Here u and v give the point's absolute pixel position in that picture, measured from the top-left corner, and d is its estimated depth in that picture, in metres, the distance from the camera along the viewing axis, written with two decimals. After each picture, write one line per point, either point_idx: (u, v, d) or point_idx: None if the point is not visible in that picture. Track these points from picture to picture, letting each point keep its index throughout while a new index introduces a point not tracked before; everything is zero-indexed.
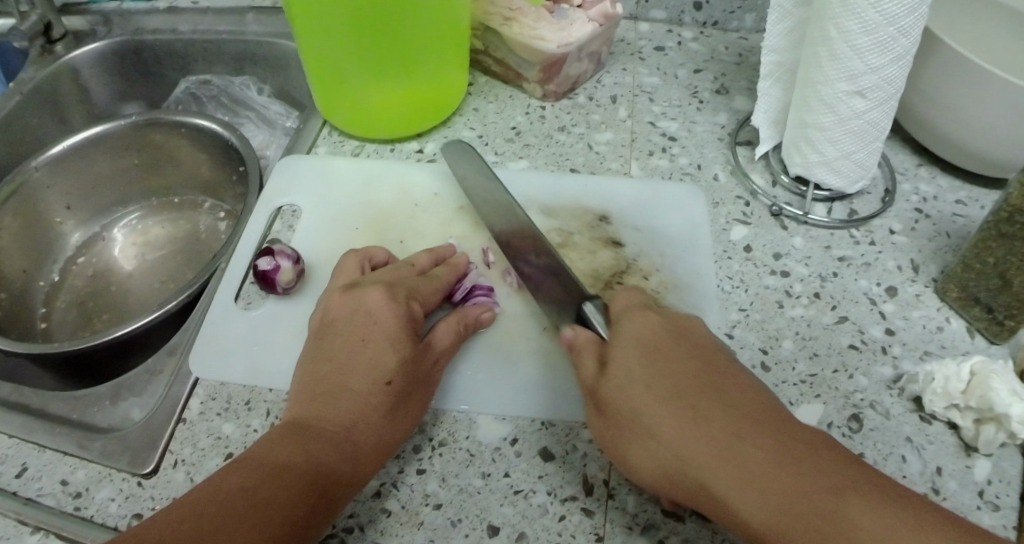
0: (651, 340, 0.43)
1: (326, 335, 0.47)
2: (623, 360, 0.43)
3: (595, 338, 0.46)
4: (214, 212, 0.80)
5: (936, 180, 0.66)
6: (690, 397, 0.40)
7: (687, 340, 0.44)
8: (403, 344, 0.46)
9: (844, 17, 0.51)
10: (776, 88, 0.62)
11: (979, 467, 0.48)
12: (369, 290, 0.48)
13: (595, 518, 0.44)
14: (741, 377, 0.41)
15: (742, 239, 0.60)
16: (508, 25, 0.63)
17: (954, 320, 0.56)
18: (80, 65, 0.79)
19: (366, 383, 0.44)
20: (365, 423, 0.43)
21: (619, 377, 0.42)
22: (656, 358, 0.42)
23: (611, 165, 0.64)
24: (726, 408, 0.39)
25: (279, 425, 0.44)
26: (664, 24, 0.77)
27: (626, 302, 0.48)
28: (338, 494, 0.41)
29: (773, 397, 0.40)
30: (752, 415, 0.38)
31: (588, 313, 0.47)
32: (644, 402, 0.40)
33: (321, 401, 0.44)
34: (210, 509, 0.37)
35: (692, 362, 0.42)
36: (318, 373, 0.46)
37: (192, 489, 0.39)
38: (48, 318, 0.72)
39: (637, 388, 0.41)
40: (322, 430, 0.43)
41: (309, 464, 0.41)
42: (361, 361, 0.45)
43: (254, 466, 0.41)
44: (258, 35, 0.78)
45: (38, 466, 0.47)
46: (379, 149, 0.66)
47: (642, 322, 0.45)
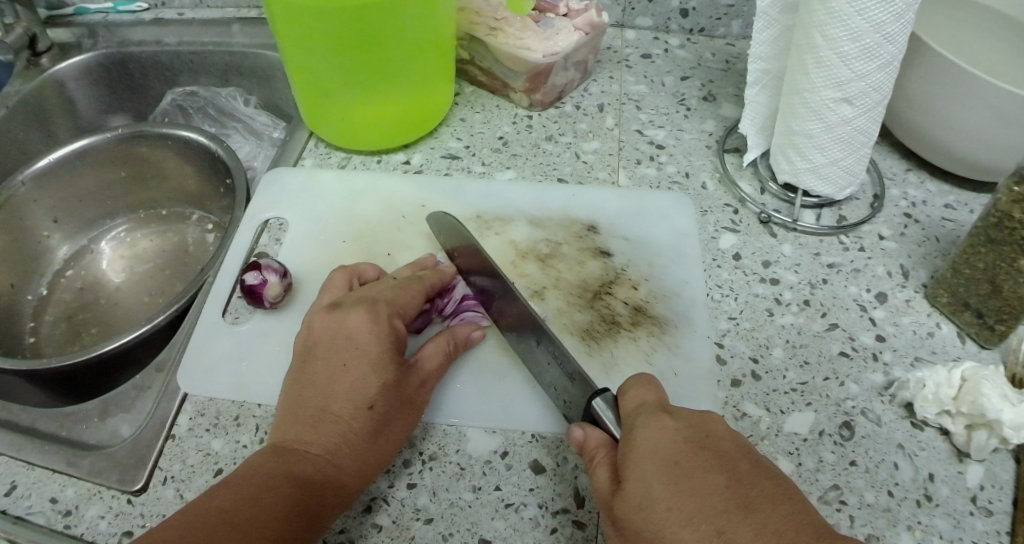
0: (672, 453, 0.37)
1: (309, 357, 0.47)
2: (642, 477, 0.37)
3: (605, 442, 0.41)
4: (202, 224, 0.80)
5: (924, 185, 0.66)
6: (717, 520, 0.35)
7: (710, 447, 0.38)
8: (385, 368, 0.45)
9: (830, 25, 0.51)
10: (763, 96, 0.62)
11: (971, 473, 0.48)
12: (351, 312, 0.47)
13: (587, 530, 0.43)
14: (776, 489, 0.36)
15: (731, 247, 0.60)
16: (494, 35, 0.63)
17: (945, 325, 0.56)
18: (66, 78, 0.79)
19: (348, 407, 0.44)
20: (346, 448, 0.43)
21: (637, 495, 0.37)
22: (679, 476, 0.36)
23: (598, 174, 0.64)
24: (757, 531, 0.34)
25: (262, 449, 0.43)
26: (650, 32, 0.77)
27: (642, 399, 0.41)
28: (319, 519, 0.41)
29: (814, 510, 0.35)
30: (788, 539, 0.34)
31: (598, 409, 0.42)
32: (668, 529, 0.35)
33: (304, 424, 0.44)
34: (191, 533, 0.37)
35: (719, 474, 0.36)
36: (301, 395, 0.45)
37: (173, 514, 0.39)
38: (36, 333, 0.72)
39: (659, 512, 0.36)
40: (305, 455, 0.42)
41: (290, 490, 0.40)
42: (343, 385, 0.44)
43: (236, 489, 0.40)
44: (244, 47, 0.78)
45: (27, 484, 0.46)
46: (366, 161, 0.65)
47: (661, 430, 0.39)
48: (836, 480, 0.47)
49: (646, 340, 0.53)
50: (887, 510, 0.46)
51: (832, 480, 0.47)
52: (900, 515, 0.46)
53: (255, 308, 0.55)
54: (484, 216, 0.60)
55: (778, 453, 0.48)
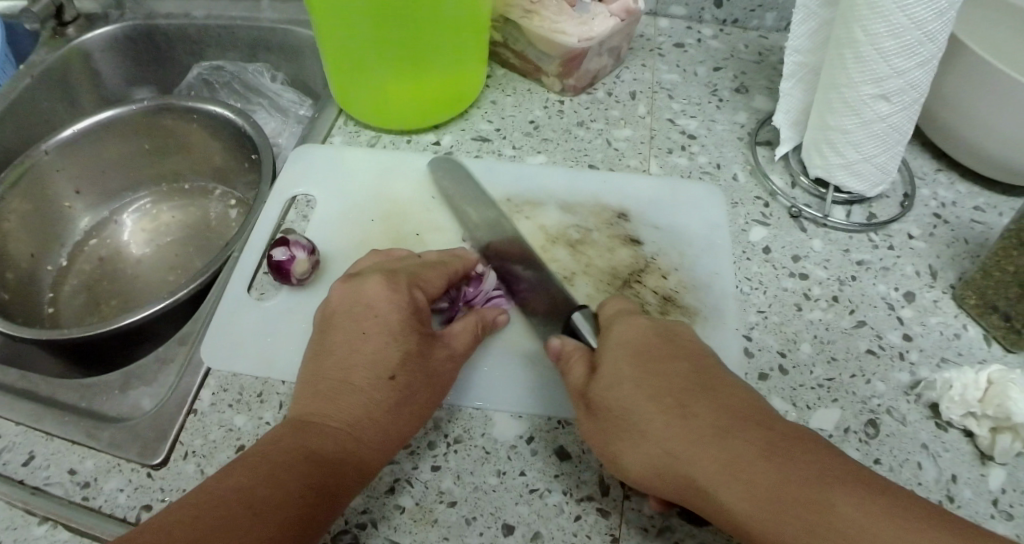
0: (645, 345, 0.42)
1: (326, 330, 0.47)
2: (614, 363, 0.42)
3: (581, 347, 0.45)
4: (225, 199, 0.79)
5: (955, 186, 0.65)
6: (679, 396, 0.39)
7: (675, 343, 0.43)
8: (408, 338, 0.45)
9: (871, 20, 0.50)
10: (798, 89, 0.61)
11: (994, 476, 0.47)
12: (369, 281, 0.47)
13: (611, 518, 0.43)
14: (731, 380, 0.41)
15: (762, 240, 0.59)
16: (529, 17, 0.62)
17: (971, 327, 0.55)
18: (92, 49, 0.78)
19: (369, 379, 0.43)
20: (368, 420, 0.42)
21: (612, 376, 0.41)
22: (649, 361, 0.41)
23: (630, 162, 0.63)
24: (715, 406, 0.38)
25: (281, 423, 0.43)
26: (684, 21, 0.76)
27: (619, 308, 0.46)
28: (343, 493, 0.40)
29: (756, 394, 0.41)
30: (741, 414, 0.38)
31: (577, 322, 0.47)
32: (634, 400, 0.40)
33: (324, 397, 0.43)
34: (201, 513, 0.36)
35: (681, 362, 0.41)
36: (320, 369, 0.45)
37: (188, 493, 0.38)
38: (55, 303, 0.71)
39: (625, 388, 0.40)
40: (323, 429, 0.42)
41: (311, 462, 0.40)
42: (363, 355, 0.44)
43: (255, 465, 0.39)
44: (272, 22, 0.77)
45: (46, 454, 0.46)
46: (395, 140, 0.65)
47: (633, 325, 0.44)
48: None
49: None
50: None
51: None
52: None
53: (281, 284, 0.55)
54: (515, 199, 0.59)
55: None
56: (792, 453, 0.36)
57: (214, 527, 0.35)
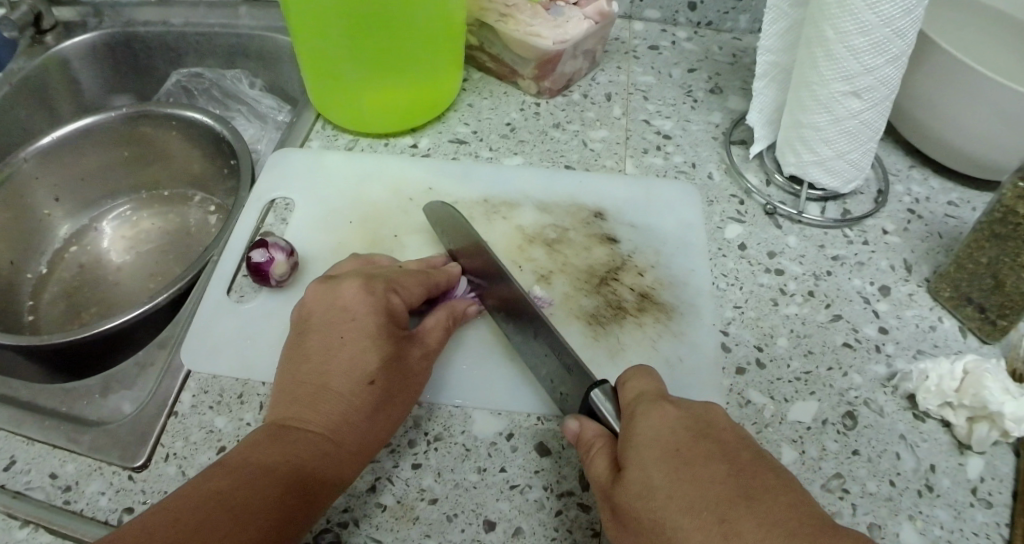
0: (674, 441, 0.36)
1: (303, 333, 0.47)
2: (643, 466, 0.36)
3: (603, 433, 0.41)
4: (204, 206, 0.79)
5: (928, 181, 0.66)
6: (719, 510, 0.33)
7: (710, 435, 0.37)
8: (386, 343, 0.45)
9: (841, 18, 0.51)
10: (771, 88, 0.62)
11: (972, 465, 0.48)
12: (346, 284, 0.47)
13: (592, 512, 0.43)
14: (781, 481, 0.35)
15: (737, 237, 0.60)
16: (504, 21, 0.63)
17: (947, 320, 0.56)
18: (70, 57, 0.78)
19: (347, 384, 0.43)
20: (347, 425, 0.42)
21: (639, 484, 0.36)
22: (681, 464, 0.35)
23: (606, 162, 0.64)
24: (763, 521, 0.33)
25: (259, 429, 0.43)
26: (659, 24, 0.78)
27: (641, 388, 0.41)
28: (320, 499, 0.40)
29: (811, 498, 0.35)
30: (796, 530, 0.32)
31: (597, 401, 0.42)
32: (667, 515, 0.34)
33: (301, 402, 0.43)
34: (177, 523, 0.35)
35: (720, 463, 0.36)
36: (297, 373, 0.45)
37: (163, 499, 0.37)
38: (35, 312, 0.71)
39: (659, 500, 0.35)
40: (301, 434, 0.42)
41: (288, 469, 0.40)
42: (342, 360, 0.44)
43: (231, 472, 0.39)
44: (251, 29, 0.77)
45: (27, 459, 0.46)
46: (373, 144, 0.65)
47: (661, 417, 0.38)
48: (838, 469, 0.47)
49: (652, 327, 0.53)
50: (888, 499, 0.46)
51: (835, 468, 0.47)
52: (901, 505, 0.46)
53: (261, 287, 0.55)
54: (492, 200, 0.60)
55: (782, 440, 0.48)
56: None
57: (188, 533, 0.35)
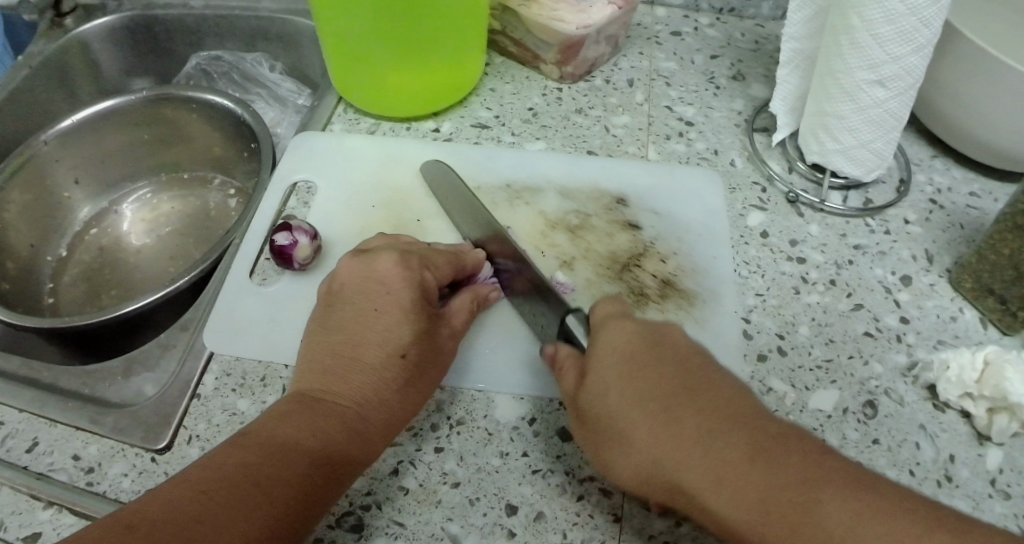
0: (630, 348, 0.40)
1: (334, 305, 0.47)
2: (602, 373, 0.39)
3: (574, 354, 0.43)
4: (224, 189, 0.79)
5: (950, 171, 0.66)
6: (662, 400, 0.37)
7: (664, 342, 0.40)
8: (418, 319, 0.45)
9: (868, 5, 0.50)
10: (795, 76, 0.62)
11: (991, 456, 0.48)
12: (380, 257, 0.48)
13: (614, 498, 0.43)
14: (721, 375, 0.38)
15: (759, 225, 0.60)
16: (528, 6, 0.63)
17: (967, 310, 0.56)
18: (91, 40, 0.78)
19: (379, 357, 0.44)
20: (377, 398, 0.43)
21: (597, 386, 0.39)
22: (633, 366, 0.39)
23: (628, 148, 0.64)
24: (702, 409, 0.36)
25: (287, 397, 0.43)
26: (681, 10, 0.77)
27: (609, 309, 0.43)
28: (348, 471, 0.40)
29: (750, 392, 0.38)
30: (729, 410, 0.36)
31: (570, 327, 0.44)
32: (620, 410, 0.37)
33: (333, 374, 0.43)
34: (210, 491, 0.36)
35: (669, 363, 0.39)
36: (328, 345, 0.45)
37: (194, 465, 0.38)
38: (55, 293, 0.72)
39: (613, 398, 0.38)
40: (332, 405, 0.42)
41: (319, 440, 0.40)
42: (375, 333, 0.44)
43: (261, 442, 0.39)
44: (271, 12, 0.77)
45: (49, 440, 0.46)
46: (395, 128, 0.65)
47: (621, 331, 0.41)
48: (858, 458, 0.48)
49: (674, 313, 0.53)
50: (907, 489, 0.46)
51: (855, 457, 0.47)
52: (920, 494, 0.46)
53: (283, 270, 0.55)
54: (515, 185, 0.59)
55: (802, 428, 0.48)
56: (780, 456, 0.33)
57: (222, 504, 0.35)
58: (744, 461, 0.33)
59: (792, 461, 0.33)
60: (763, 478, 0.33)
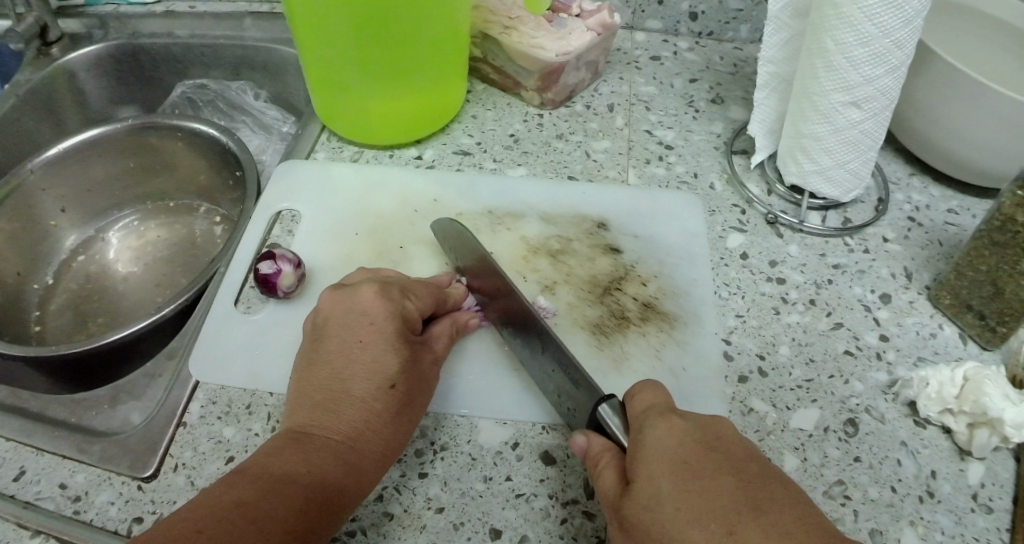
0: (682, 453, 0.37)
1: (320, 339, 0.48)
2: (651, 477, 0.36)
3: (610, 447, 0.40)
4: (210, 217, 0.80)
5: (928, 190, 0.67)
6: (727, 520, 0.34)
7: (718, 449, 0.38)
8: (404, 348, 0.46)
9: (841, 29, 0.52)
10: (772, 98, 0.63)
11: (973, 471, 0.48)
12: (363, 288, 0.49)
13: (596, 521, 0.44)
14: (786, 493, 0.36)
15: (738, 246, 0.60)
16: (508, 33, 0.64)
17: (947, 327, 0.56)
18: (76, 69, 0.79)
19: (368, 389, 0.44)
20: (368, 430, 0.43)
21: (648, 497, 0.36)
22: (690, 477, 0.36)
23: (609, 172, 0.65)
24: (771, 536, 0.33)
25: (277, 435, 0.43)
26: (660, 35, 0.78)
27: (650, 401, 0.41)
28: (340, 506, 0.40)
29: (815, 507, 0.35)
30: (802, 539, 0.33)
31: (604, 415, 0.42)
32: (676, 529, 0.34)
33: (322, 408, 0.44)
34: (203, 531, 0.36)
35: (727, 475, 0.36)
36: (316, 379, 0.46)
37: (186, 506, 0.38)
38: (43, 322, 0.72)
39: (667, 511, 0.35)
40: (323, 440, 0.42)
41: (310, 476, 0.40)
42: (362, 364, 0.45)
43: (253, 480, 0.40)
44: (256, 42, 0.78)
45: (36, 469, 0.47)
46: (378, 156, 0.66)
47: (671, 429, 0.38)
48: (841, 476, 0.48)
49: (655, 336, 0.54)
50: (890, 506, 0.46)
51: (837, 475, 0.48)
52: (903, 511, 0.46)
53: (268, 298, 0.55)
54: (496, 211, 0.60)
55: (784, 448, 0.49)
56: None
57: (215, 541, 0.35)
58: None
59: None
60: None
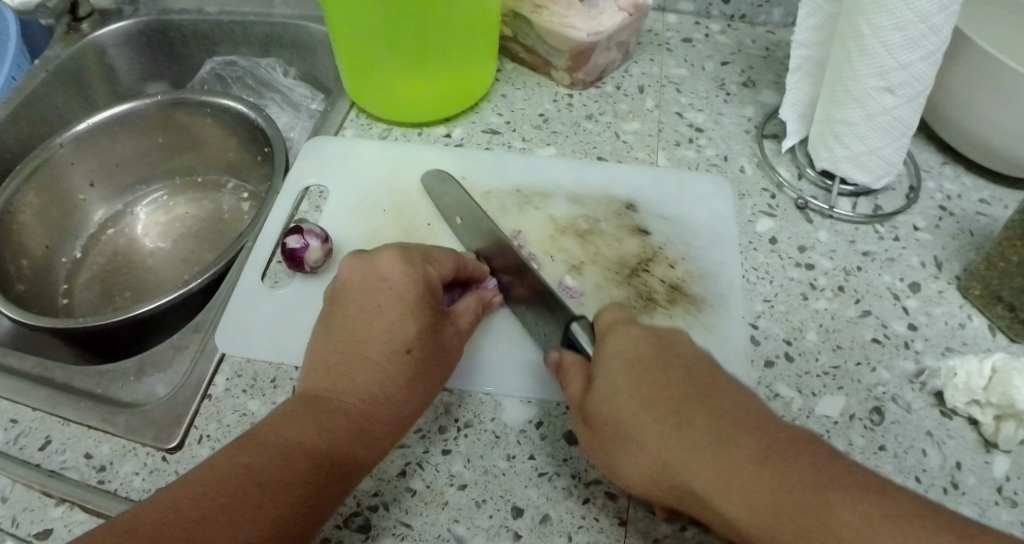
0: (637, 354, 0.42)
1: (337, 304, 0.48)
2: (609, 382, 0.41)
3: (581, 360, 0.44)
4: (237, 193, 0.81)
5: (961, 179, 0.66)
6: (673, 406, 0.38)
7: (669, 350, 0.42)
8: (421, 314, 0.46)
9: (876, 13, 0.51)
10: (804, 83, 0.62)
11: (998, 463, 0.48)
12: (379, 254, 0.49)
13: (619, 501, 0.44)
14: (728, 383, 0.40)
15: (768, 231, 0.60)
16: (539, 12, 0.64)
17: (977, 318, 0.56)
18: (106, 45, 0.80)
19: (383, 354, 0.44)
20: (383, 395, 0.43)
21: (606, 391, 0.41)
22: (642, 372, 0.41)
23: (638, 154, 0.65)
24: (712, 414, 0.38)
25: (294, 399, 0.44)
26: (692, 17, 0.77)
27: (615, 315, 0.45)
28: (353, 472, 0.41)
29: (758, 397, 0.40)
30: (740, 416, 0.38)
31: (575, 333, 0.45)
32: (629, 412, 0.39)
33: (337, 373, 0.44)
34: (212, 491, 0.37)
35: (676, 371, 0.41)
36: (333, 344, 0.46)
37: (198, 468, 0.39)
38: (70, 295, 0.73)
39: (622, 401, 0.40)
40: (336, 404, 0.43)
41: (324, 442, 0.41)
42: (377, 330, 0.45)
43: (264, 443, 0.40)
44: (284, 17, 0.78)
45: (61, 439, 0.48)
46: (407, 133, 0.66)
47: (628, 337, 0.43)
48: (864, 464, 0.48)
49: (682, 317, 0.54)
50: None
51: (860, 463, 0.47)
52: None
53: (294, 273, 0.56)
54: (525, 190, 0.60)
55: None
56: (788, 457, 0.35)
57: (222, 505, 0.36)
58: (755, 464, 0.35)
59: (796, 458, 0.35)
60: (773, 480, 0.34)
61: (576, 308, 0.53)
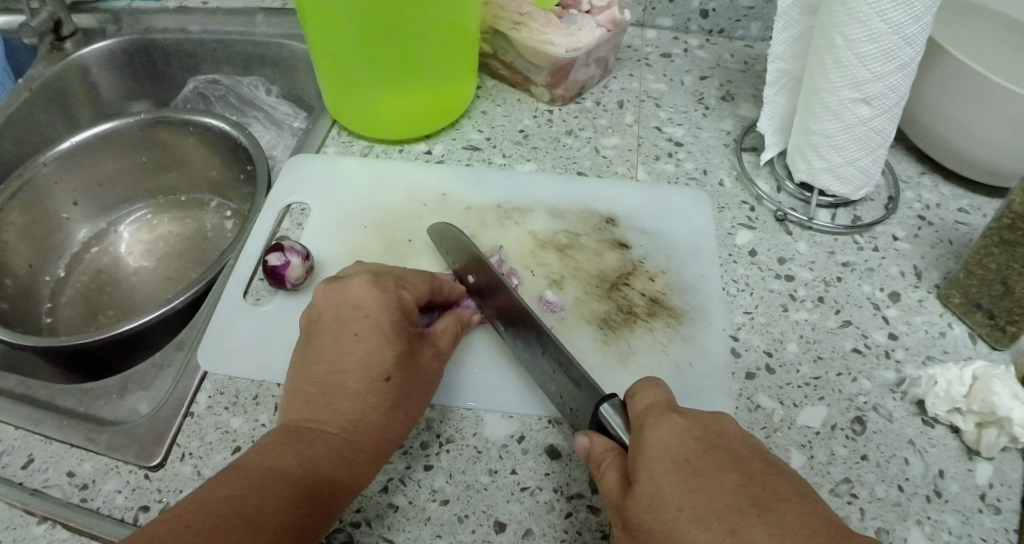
0: (684, 453, 0.36)
1: (314, 332, 0.48)
2: (652, 477, 0.36)
3: (613, 447, 0.40)
4: (221, 211, 0.81)
5: (939, 188, 0.67)
6: (730, 520, 0.33)
7: (720, 445, 0.37)
8: (399, 339, 0.46)
9: (850, 26, 0.51)
10: (781, 96, 0.63)
11: (981, 471, 0.48)
12: (354, 281, 0.49)
13: (601, 515, 0.44)
14: (790, 489, 0.35)
15: (747, 243, 0.60)
16: (518, 29, 0.64)
17: (957, 326, 0.56)
18: (90, 64, 0.80)
19: (362, 381, 0.44)
20: (363, 422, 0.43)
21: (648, 495, 0.35)
22: (690, 475, 0.35)
23: (617, 169, 0.65)
24: (775, 530, 0.32)
25: (273, 432, 0.43)
26: (671, 32, 0.78)
27: (650, 399, 0.40)
28: (336, 502, 0.41)
29: (828, 508, 0.34)
30: (810, 537, 0.32)
31: (606, 415, 0.41)
32: (679, 526, 0.34)
33: (315, 403, 0.44)
34: (191, 523, 0.36)
35: (730, 473, 0.35)
36: (311, 373, 0.46)
37: (175, 505, 0.38)
38: (53, 314, 0.73)
39: (670, 513, 0.34)
40: (316, 433, 0.42)
41: (303, 472, 0.40)
42: (355, 357, 0.45)
43: (244, 475, 0.40)
44: (268, 37, 0.79)
45: (44, 457, 0.47)
46: (388, 150, 0.66)
47: (670, 429, 0.37)
48: (847, 474, 0.48)
49: (662, 331, 0.54)
50: (897, 505, 0.46)
51: (843, 473, 0.47)
52: (910, 510, 0.46)
53: (276, 290, 0.56)
54: (505, 205, 0.61)
55: (791, 445, 0.48)
56: None
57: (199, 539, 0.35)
58: None
59: None
60: None
61: (557, 322, 0.53)
